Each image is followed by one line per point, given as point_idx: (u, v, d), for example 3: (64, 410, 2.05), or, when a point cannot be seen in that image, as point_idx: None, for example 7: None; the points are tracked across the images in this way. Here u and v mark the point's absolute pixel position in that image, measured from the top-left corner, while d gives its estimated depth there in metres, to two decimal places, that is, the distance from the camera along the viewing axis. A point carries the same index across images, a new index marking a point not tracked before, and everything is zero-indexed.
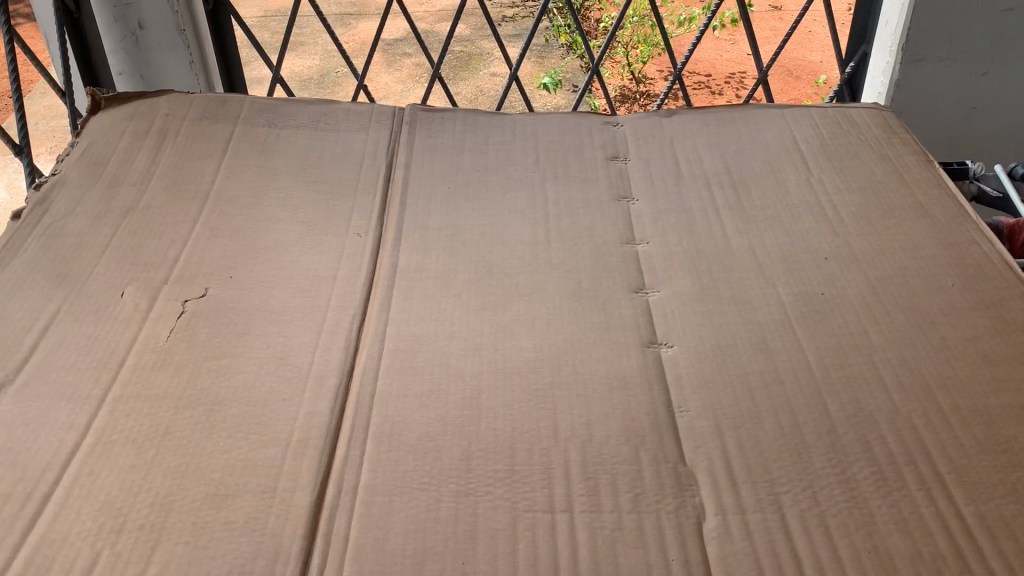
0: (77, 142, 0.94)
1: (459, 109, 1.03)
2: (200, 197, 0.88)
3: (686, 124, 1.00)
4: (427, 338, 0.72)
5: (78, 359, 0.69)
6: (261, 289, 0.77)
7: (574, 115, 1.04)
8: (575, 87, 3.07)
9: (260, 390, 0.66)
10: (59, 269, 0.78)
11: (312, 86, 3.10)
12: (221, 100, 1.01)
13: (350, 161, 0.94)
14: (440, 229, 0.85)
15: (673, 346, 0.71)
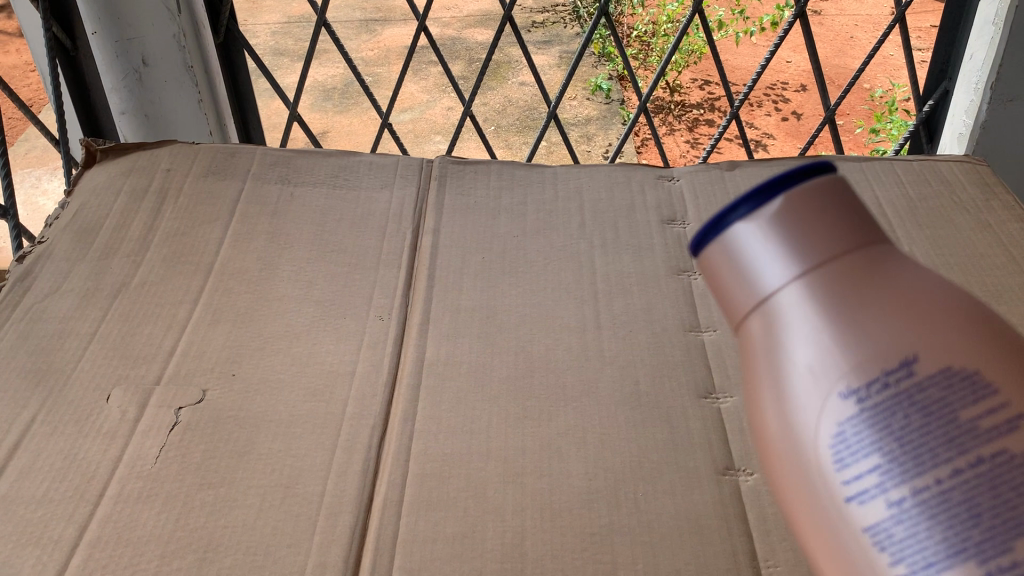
0: (67, 203, 0.84)
1: (493, 159, 0.92)
2: (202, 271, 0.77)
3: (753, 178, 0.89)
4: (460, 457, 0.61)
5: (50, 489, 0.59)
6: (269, 390, 0.66)
7: (624, 166, 0.92)
8: (608, 98, 2.95)
9: (262, 533, 0.56)
10: (36, 366, 0.68)
11: (336, 96, 2.99)
12: (231, 151, 0.91)
13: (373, 226, 0.83)
14: (474, 311, 0.74)
15: (754, 475, 0.60)
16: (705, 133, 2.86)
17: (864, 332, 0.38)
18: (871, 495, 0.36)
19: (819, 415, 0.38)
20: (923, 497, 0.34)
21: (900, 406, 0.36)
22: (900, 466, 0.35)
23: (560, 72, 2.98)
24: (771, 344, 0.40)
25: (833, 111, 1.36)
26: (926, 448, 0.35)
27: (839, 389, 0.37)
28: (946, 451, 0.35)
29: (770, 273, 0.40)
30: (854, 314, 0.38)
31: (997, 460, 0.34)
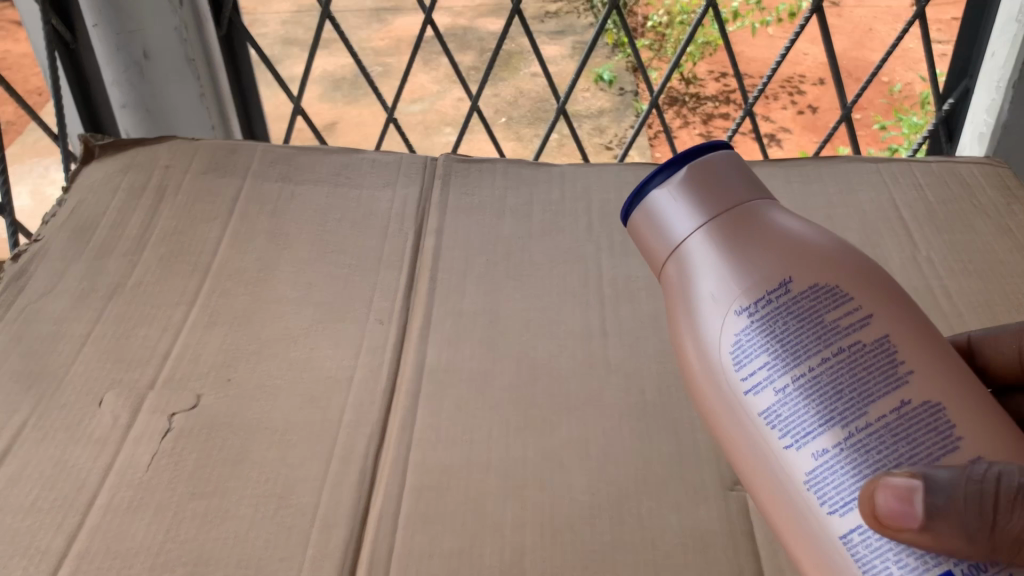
0: (64, 200, 0.83)
1: (499, 158, 0.90)
2: (199, 272, 0.76)
3: (765, 180, 0.87)
4: (460, 468, 0.60)
5: (39, 497, 0.57)
6: (265, 397, 0.65)
7: (633, 166, 0.90)
8: (622, 90, 2.91)
9: (254, 546, 0.55)
10: (28, 369, 0.66)
11: (345, 85, 2.96)
12: (231, 147, 0.89)
13: (375, 226, 0.81)
14: (477, 315, 0.72)
15: None
16: (718, 128, 2.83)
17: (752, 264, 0.49)
18: (763, 388, 0.47)
19: (722, 332, 0.49)
20: (805, 390, 0.45)
21: (781, 319, 0.47)
22: (786, 366, 0.46)
23: (571, 63, 2.95)
24: (683, 281, 0.52)
25: (850, 107, 1.32)
26: (805, 352, 0.46)
27: (735, 308, 0.48)
28: (818, 352, 0.46)
29: (678, 227, 0.52)
30: (745, 252, 0.49)
31: (856, 355, 0.45)
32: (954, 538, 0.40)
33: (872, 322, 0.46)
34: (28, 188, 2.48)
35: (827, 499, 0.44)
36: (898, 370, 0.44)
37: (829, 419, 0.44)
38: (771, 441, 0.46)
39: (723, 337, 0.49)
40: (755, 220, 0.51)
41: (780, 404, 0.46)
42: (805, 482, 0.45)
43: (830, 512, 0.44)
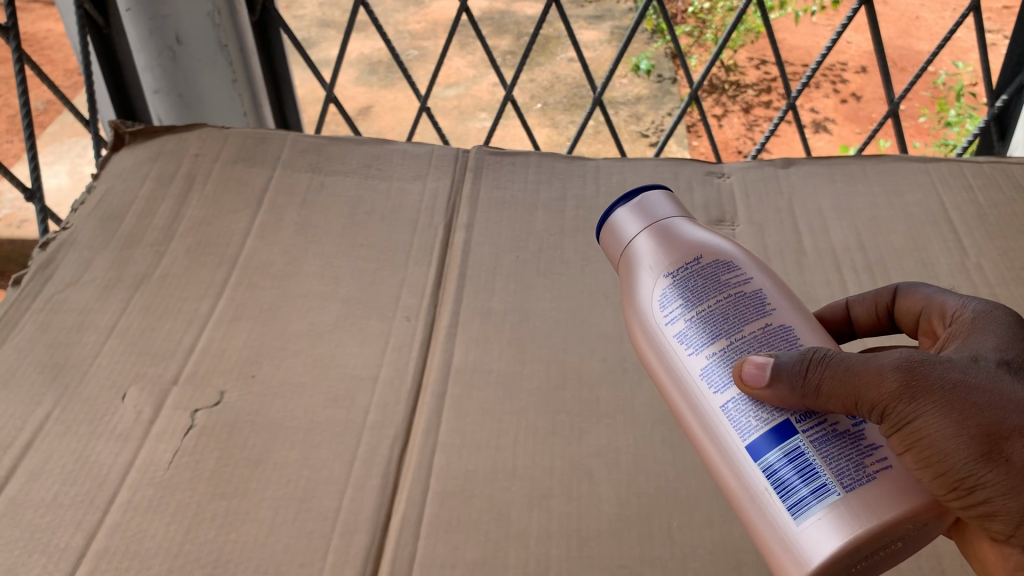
0: (94, 188, 0.82)
1: (532, 150, 0.88)
2: (226, 264, 0.75)
3: (808, 180, 0.84)
4: (485, 474, 0.58)
5: (59, 493, 0.56)
6: (289, 395, 0.64)
7: (670, 161, 0.87)
8: (659, 76, 2.87)
9: (273, 550, 0.53)
10: (53, 359, 0.66)
11: (381, 69, 2.95)
12: (261, 137, 0.89)
13: (404, 220, 0.80)
14: (507, 314, 0.70)
15: None
16: (762, 114, 2.77)
17: (665, 226, 0.57)
18: (664, 305, 0.53)
19: (640, 274, 0.56)
20: (696, 305, 0.52)
21: (683, 256, 0.54)
22: (682, 291, 0.53)
23: (611, 47, 2.89)
24: (623, 266, 0.58)
25: (899, 103, 1.28)
26: (699, 278, 0.53)
27: (656, 271, 0.55)
28: (710, 282, 0.53)
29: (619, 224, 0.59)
30: (662, 220, 0.57)
31: (737, 285, 0.52)
32: (791, 398, 0.46)
33: (751, 269, 0.54)
34: (66, 166, 2.50)
35: (711, 387, 0.49)
36: (768, 301, 0.52)
37: (715, 327, 0.51)
38: (670, 346, 0.52)
39: (640, 274, 0.56)
40: (670, 203, 0.59)
41: (676, 318, 0.52)
42: (694, 375, 0.50)
43: (713, 395, 0.49)
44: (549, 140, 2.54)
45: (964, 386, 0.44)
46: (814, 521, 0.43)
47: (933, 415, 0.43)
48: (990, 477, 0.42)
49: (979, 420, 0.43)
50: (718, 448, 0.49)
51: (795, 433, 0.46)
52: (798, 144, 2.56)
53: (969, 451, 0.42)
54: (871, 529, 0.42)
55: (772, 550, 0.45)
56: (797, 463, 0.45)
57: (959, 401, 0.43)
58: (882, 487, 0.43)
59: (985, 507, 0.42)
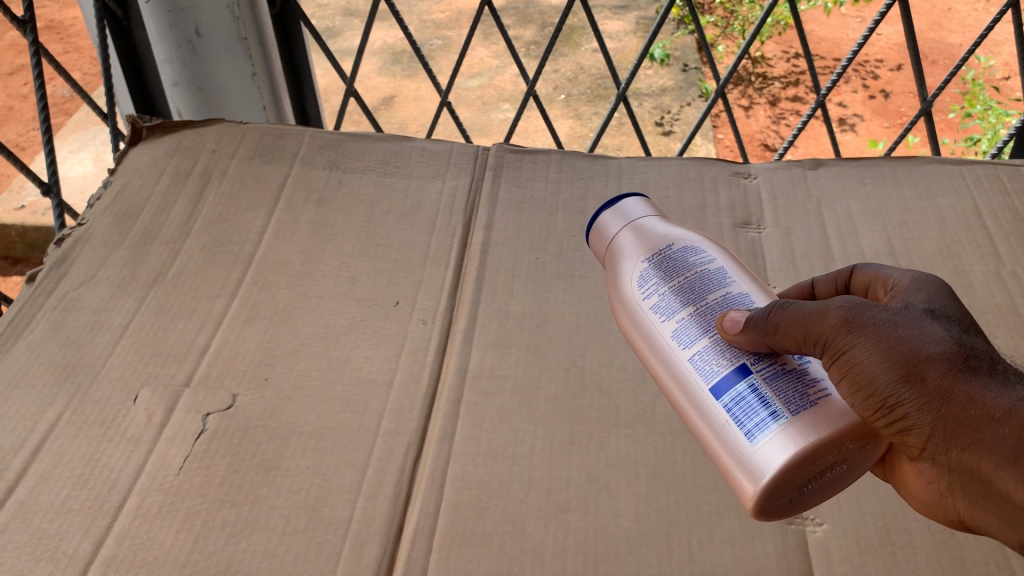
0: (110, 183, 0.82)
1: (553, 148, 0.86)
2: (242, 262, 0.74)
3: (838, 180, 0.82)
4: (501, 485, 0.57)
5: (69, 498, 0.55)
6: (302, 399, 0.63)
7: (695, 161, 0.85)
8: (685, 67, 2.83)
9: (282, 561, 0.52)
10: (65, 359, 0.65)
11: (404, 59, 2.93)
12: (279, 132, 0.87)
13: (423, 219, 0.78)
14: (526, 319, 0.69)
15: (822, 524, 0.55)
16: (787, 108, 2.73)
17: (641, 220, 0.59)
18: (640, 280, 0.56)
19: (619, 261, 0.58)
20: (670, 277, 0.55)
21: (657, 240, 0.57)
22: (658, 269, 0.55)
23: (636, 38, 2.86)
24: (607, 260, 0.60)
25: (931, 100, 1.24)
26: (671, 255, 0.56)
27: (634, 257, 0.57)
28: (683, 261, 0.55)
29: (599, 224, 0.62)
30: (637, 216, 0.60)
31: (705, 262, 0.55)
32: (754, 338, 0.48)
33: (718, 252, 0.57)
34: (92, 154, 2.50)
35: (681, 344, 0.52)
36: (734, 276, 0.55)
37: (686, 294, 0.53)
38: (645, 315, 0.55)
39: (620, 259, 0.59)
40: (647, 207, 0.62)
41: (650, 290, 0.55)
42: (667, 336, 0.53)
43: (682, 351, 0.51)
44: (573, 132, 2.51)
45: (892, 321, 0.45)
46: (769, 439, 0.45)
47: (862, 342, 0.45)
48: (909, 394, 0.43)
49: (902, 347, 0.44)
50: (688, 396, 0.51)
51: (750, 371, 0.49)
52: (825, 139, 2.51)
53: (893, 372, 0.44)
54: (820, 439, 0.45)
55: (734, 475, 0.47)
56: (754, 394, 0.48)
57: (885, 332, 0.45)
58: (824, 409, 0.46)
59: (905, 426, 0.44)
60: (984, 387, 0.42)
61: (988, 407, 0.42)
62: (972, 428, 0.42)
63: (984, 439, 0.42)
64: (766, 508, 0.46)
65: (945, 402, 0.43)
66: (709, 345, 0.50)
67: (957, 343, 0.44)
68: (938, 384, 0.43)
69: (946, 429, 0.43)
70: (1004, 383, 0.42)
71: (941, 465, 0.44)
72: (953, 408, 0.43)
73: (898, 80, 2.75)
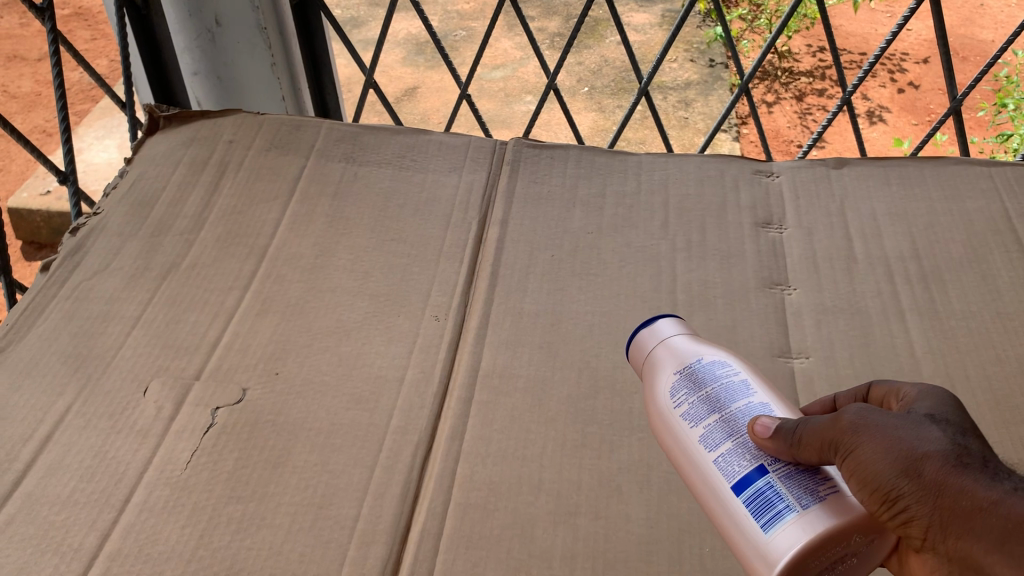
0: (126, 173, 0.81)
1: (572, 144, 0.85)
2: (255, 255, 0.73)
3: (863, 181, 0.80)
4: (510, 487, 0.56)
5: (76, 490, 0.55)
6: (313, 395, 0.62)
7: (717, 158, 0.84)
8: (710, 61, 2.80)
9: (287, 559, 0.52)
10: (77, 350, 0.65)
11: (428, 50, 2.92)
12: (296, 124, 0.87)
13: (438, 214, 0.77)
14: (539, 317, 0.68)
15: None
16: (813, 103, 2.69)
17: (676, 328, 0.58)
18: (673, 387, 0.54)
19: (652, 373, 0.56)
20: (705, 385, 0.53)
21: (688, 353, 0.55)
22: (689, 380, 0.53)
23: (662, 31, 2.83)
24: (641, 372, 0.58)
25: (961, 99, 1.21)
26: (705, 363, 0.54)
27: (666, 370, 0.55)
28: (714, 373, 0.53)
29: (632, 342, 0.60)
30: (672, 332, 0.58)
31: (737, 374, 0.53)
32: (781, 448, 0.46)
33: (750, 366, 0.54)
34: (117, 141, 2.51)
35: (710, 450, 0.50)
36: (765, 389, 0.53)
37: (716, 400, 0.52)
38: (675, 421, 0.53)
39: (651, 371, 0.57)
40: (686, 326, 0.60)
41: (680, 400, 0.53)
42: (696, 441, 0.51)
43: (706, 454, 0.50)
44: (595, 125, 2.49)
45: (894, 424, 0.42)
46: (782, 530, 0.44)
47: (865, 439, 0.42)
48: (907, 487, 0.40)
49: (901, 444, 0.41)
50: (714, 500, 0.49)
51: (768, 470, 0.47)
52: (852, 135, 2.47)
53: (892, 468, 0.40)
54: (832, 528, 0.43)
55: (753, 573, 0.45)
56: (770, 490, 0.46)
57: (886, 433, 0.42)
58: (834, 504, 0.44)
59: (907, 519, 0.40)
60: (976, 480, 0.38)
61: (977, 496, 0.38)
62: (966, 518, 0.38)
63: (976, 527, 0.37)
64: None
65: (940, 494, 0.39)
66: (734, 447, 0.49)
67: (953, 440, 0.41)
68: (934, 478, 0.39)
69: (942, 522, 0.39)
70: (996, 477, 0.38)
71: (943, 559, 0.39)
72: (947, 500, 0.39)
73: (927, 76, 2.71)
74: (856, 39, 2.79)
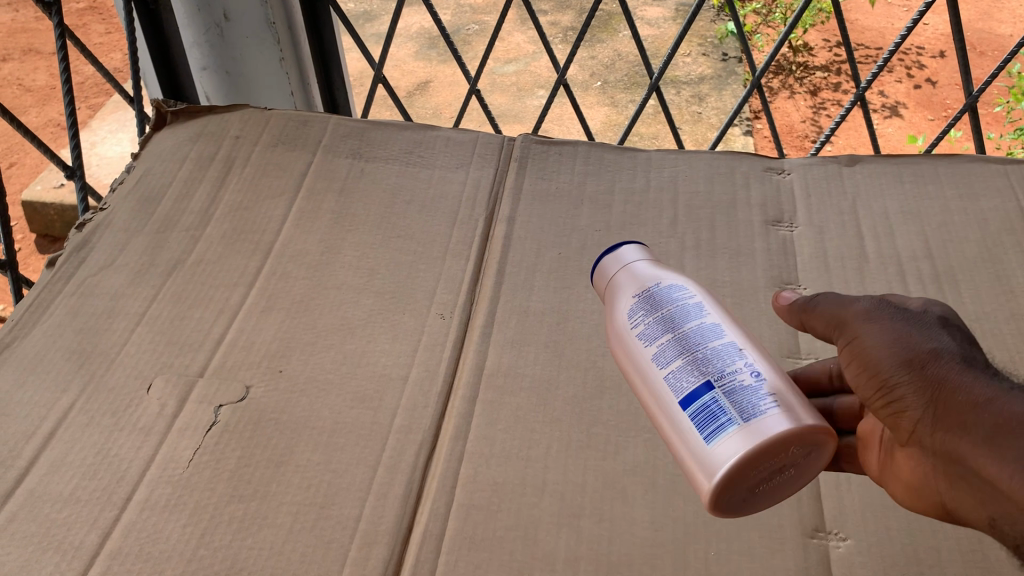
0: (133, 168, 0.81)
1: (580, 141, 0.84)
2: (261, 251, 0.73)
3: (876, 179, 0.79)
4: (513, 488, 0.55)
5: (78, 488, 0.55)
6: (317, 393, 0.62)
7: (727, 156, 0.83)
8: (724, 55, 2.78)
9: (288, 559, 0.51)
10: (81, 346, 0.65)
11: (440, 45, 2.91)
12: (303, 119, 0.86)
13: (444, 211, 0.77)
14: (545, 316, 0.67)
15: (846, 540, 0.52)
16: (828, 98, 2.67)
17: (640, 255, 0.58)
18: (628, 310, 0.54)
19: (613, 297, 0.56)
20: (660, 304, 0.53)
21: (648, 277, 0.55)
22: (646, 302, 0.53)
23: (675, 25, 2.81)
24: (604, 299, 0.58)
25: (977, 95, 1.19)
26: (664, 287, 0.54)
27: (625, 293, 0.55)
28: (670, 295, 0.53)
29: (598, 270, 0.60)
30: (634, 259, 0.57)
31: (693, 296, 0.53)
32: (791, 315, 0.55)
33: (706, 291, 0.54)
34: (129, 134, 2.52)
35: (660, 359, 0.49)
36: (719, 312, 0.52)
37: (668, 319, 0.51)
38: (629, 341, 0.53)
39: (613, 295, 0.56)
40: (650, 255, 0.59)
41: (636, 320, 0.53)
42: (647, 347, 0.50)
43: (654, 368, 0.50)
44: (608, 120, 2.48)
45: (908, 319, 0.46)
46: (723, 438, 0.44)
47: (875, 328, 0.46)
48: (906, 376, 0.43)
49: (908, 337, 0.44)
50: (660, 412, 0.49)
51: (714, 381, 0.47)
52: (868, 130, 2.45)
53: (895, 358, 0.44)
54: (773, 441, 0.43)
55: (693, 481, 0.46)
56: (714, 400, 0.46)
57: (897, 327, 0.45)
58: (773, 413, 0.44)
59: (900, 407, 0.43)
60: (975, 380, 0.41)
61: (974, 393, 0.40)
62: (958, 414, 0.41)
63: (967, 422, 0.40)
64: (721, 507, 0.46)
65: (937, 388, 0.42)
66: (683, 362, 0.48)
67: (961, 345, 0.44)
68: (934, 373, 0.42)
69: (932, 413, 0.42)
70: (995, 379, 0.41)
71: (928, 452, 0.42)
72: (944, 395, 0.41)
73: (944, 70, 2.68)
74: (871, 33, 2.76)
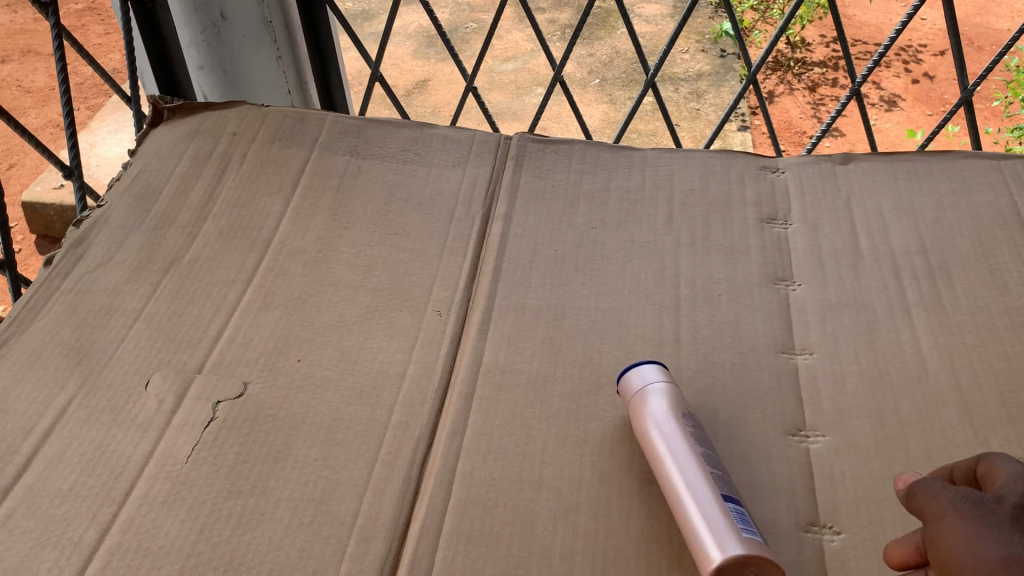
0: (131, 167, 0.81)
1: (576, 138, 0.84)
2: (258, 249, 0.73)
3: (870, 175, 0.79)
4: (510, 483, 0.56)
5: (78, 484, 0.55)
6: (314, 389, 0.62)
7: (722, 152, 0.83)
8: (722, 51, 2.78)
9: (285, 554, 0.52)
10: (79, 343, 0.65)
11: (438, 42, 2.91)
12: (300, 118, 0.87)
13: (441, 209, 0.77)
14: (541, 312, 0.68)
15: (841, 533, 0.53)
16: (826, 93, 2.67)
17: (660, 375, 0.58)
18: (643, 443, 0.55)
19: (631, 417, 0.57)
20: (669, 436, 0.55)
21: (661, 409, 0.56)
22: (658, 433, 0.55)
23: (673, 21, 2.81)
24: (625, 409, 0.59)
25: (972, 89, 1.19)
26: (674, 421, 0.55)
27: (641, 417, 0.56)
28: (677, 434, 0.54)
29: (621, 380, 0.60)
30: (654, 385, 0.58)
31: (697, 441, 0.54)
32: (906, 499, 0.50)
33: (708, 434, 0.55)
34: (128, 134, 2.52)
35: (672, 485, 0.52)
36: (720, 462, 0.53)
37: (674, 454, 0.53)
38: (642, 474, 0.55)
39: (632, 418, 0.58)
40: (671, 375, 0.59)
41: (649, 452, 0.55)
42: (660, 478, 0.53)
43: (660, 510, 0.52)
44: (606, 116, 2.48)
45: (971, 518, 0.44)
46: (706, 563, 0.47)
47: (941, 533, 0.45)
48: None
49: (966, 544, 0.43)
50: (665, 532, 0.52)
51: (705, 514, 0.50)
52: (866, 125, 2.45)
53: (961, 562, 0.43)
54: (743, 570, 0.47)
55: None
56: (706, 528, 0.49)
57: (961, 529, 0.44)
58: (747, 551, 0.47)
59: None
60: None
61: None
62: None
63: None
64: None
65: None
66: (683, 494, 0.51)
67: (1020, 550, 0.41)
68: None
69: None
70: None
71: None
72: None
73: (941, 65, 2.68)
74: (869, 28, 2.76)
